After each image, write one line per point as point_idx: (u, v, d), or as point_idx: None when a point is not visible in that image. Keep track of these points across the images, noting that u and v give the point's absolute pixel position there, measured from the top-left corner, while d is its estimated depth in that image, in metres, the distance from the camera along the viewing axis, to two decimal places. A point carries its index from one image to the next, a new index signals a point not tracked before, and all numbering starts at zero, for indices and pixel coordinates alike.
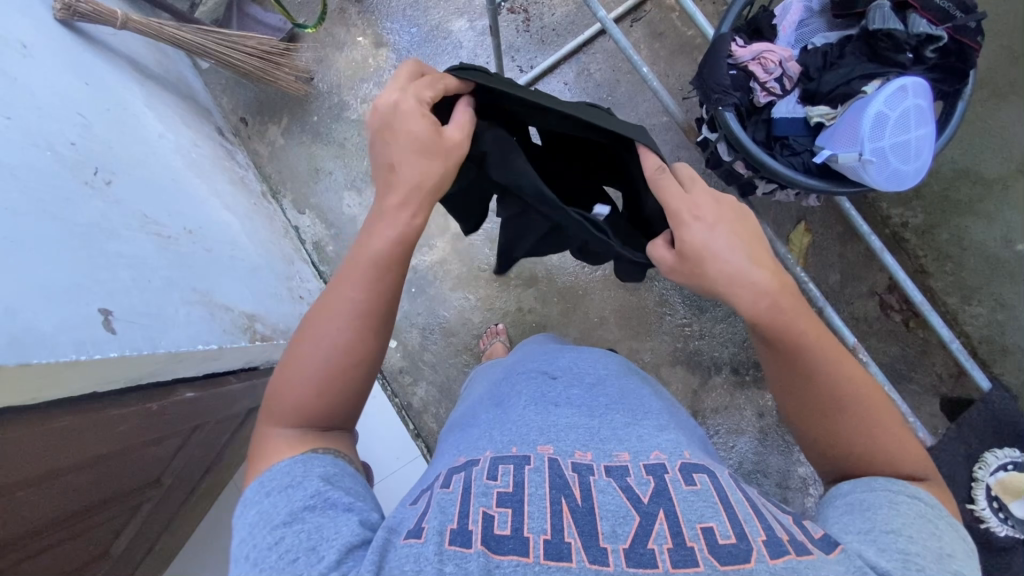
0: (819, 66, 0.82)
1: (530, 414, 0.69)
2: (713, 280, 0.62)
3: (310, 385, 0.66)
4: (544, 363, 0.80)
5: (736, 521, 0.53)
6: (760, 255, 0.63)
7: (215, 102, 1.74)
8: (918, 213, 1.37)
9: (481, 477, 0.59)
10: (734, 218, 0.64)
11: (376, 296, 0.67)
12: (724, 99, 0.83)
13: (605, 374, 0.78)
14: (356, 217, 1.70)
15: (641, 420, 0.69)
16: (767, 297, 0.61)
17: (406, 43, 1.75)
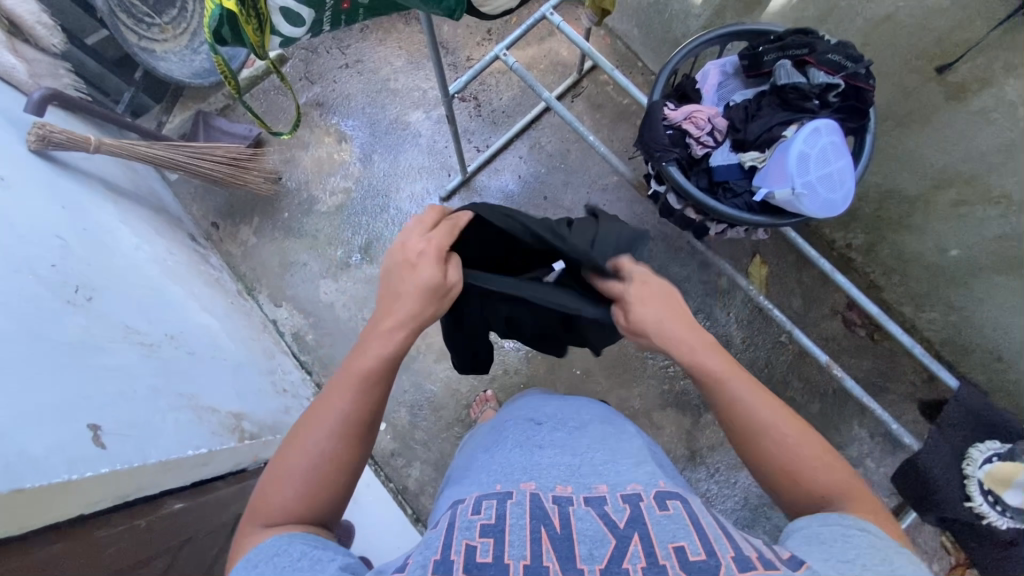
0: (742, 118, 0.93)
1: (515, 455, 0.70)
2: (650, 325, 0.75)
3: (296, 481, 0.64)
4: (530, 413, 0.82)
5: (706, 539, 0.54)
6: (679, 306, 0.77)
7: (185, 210, 1.79)
8: (858, 234, 1.57)
9: (466, 512, 0.59)
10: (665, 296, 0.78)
11: (364, 400, 0.69)
12: (665, 155, 0.93)
13: (589, 420, 0.79)
14: (333, 303, 1.73)
15: (621, 457, 0.70)
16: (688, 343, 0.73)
17: (368, 137, 1.86)
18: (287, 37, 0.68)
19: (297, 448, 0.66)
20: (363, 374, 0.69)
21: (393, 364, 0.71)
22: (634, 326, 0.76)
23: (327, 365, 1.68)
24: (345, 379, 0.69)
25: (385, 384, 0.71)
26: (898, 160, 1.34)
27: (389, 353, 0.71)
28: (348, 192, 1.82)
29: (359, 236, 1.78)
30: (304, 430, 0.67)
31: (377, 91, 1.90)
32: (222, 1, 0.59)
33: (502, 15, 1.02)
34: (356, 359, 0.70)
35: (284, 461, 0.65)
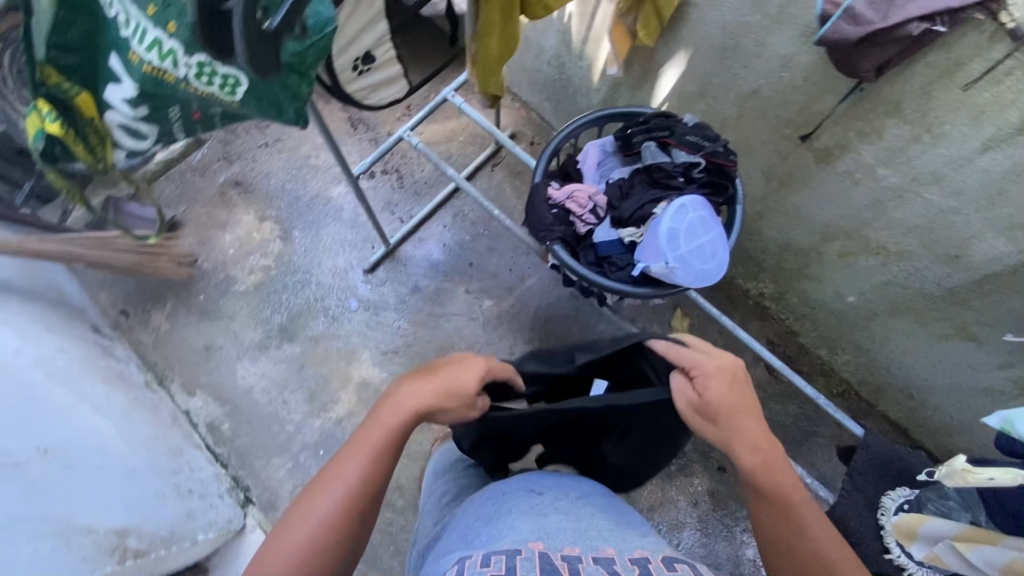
0: (618, 196, 0.98)
1: (521, 520, 0.68)
2: (726, 423, 0.76)
3: (297, 553, 0.67)
4: (531, 482, 0.81)
5: None
6: (747, 398, 0.78)
7: (91, 299, 1.71)
8: (767, 283, 1.65)
9: (475, 566, 0.58)
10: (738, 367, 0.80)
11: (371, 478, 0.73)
12: (549, 235, 0.97)
13: (591, 492, 0.82)
14: (252, 387, 1.66)
15: (626, 529, 0.71)
16: (750, 421, 0.76)
17: (288, 214, 1.85)
18: (130, 148, 0.85)
19: (302, 514, 0.69)
20: (371, 450, 0.74)
21: (400, 446, 0.76)
22: (703, 409, 0.77)
23: (244, 456, 1.59)
24: (356, 451, 0.74)
25: (390, 463, 0.76)
26: (788, 218, 1.42)
27: (394, 432, 0.76)
28: (267, 270, 1.78)
29: (279, 315, 1.73)
30: (308, 504, 0.70)
31: (298, 168, 1.91)
32: (47, 124, 0.76)
33: (388, 105, 1.06)
34: (367, 433, 0.75)
35: (288, 527, 0.69)
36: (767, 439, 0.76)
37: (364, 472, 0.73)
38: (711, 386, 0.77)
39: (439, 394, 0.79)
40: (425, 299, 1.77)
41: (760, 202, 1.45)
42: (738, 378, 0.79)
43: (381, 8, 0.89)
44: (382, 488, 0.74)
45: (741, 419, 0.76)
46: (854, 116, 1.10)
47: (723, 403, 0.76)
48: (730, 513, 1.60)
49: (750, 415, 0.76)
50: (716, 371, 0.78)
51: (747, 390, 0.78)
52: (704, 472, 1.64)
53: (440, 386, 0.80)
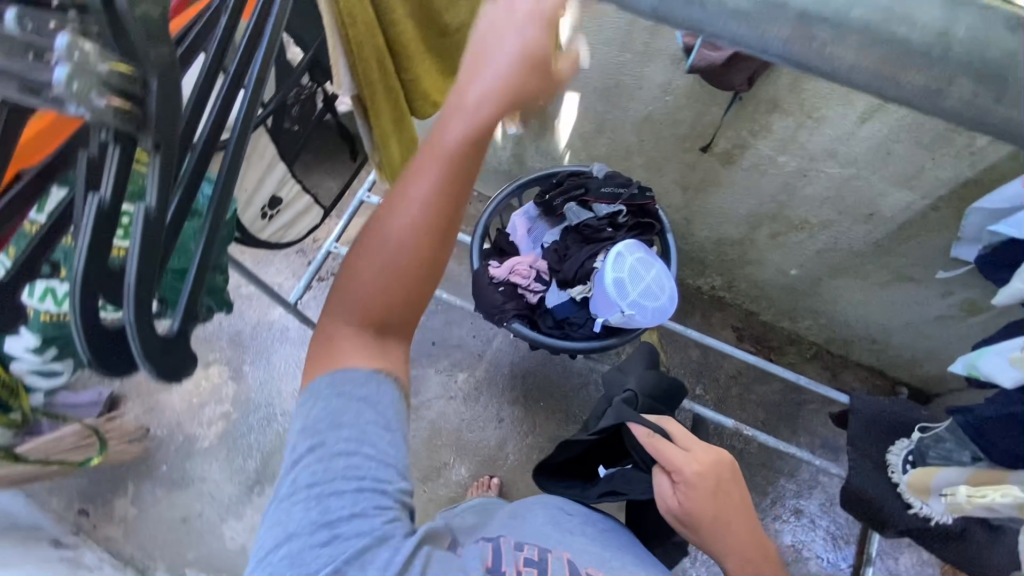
0: (557, 259, 0.99)
1: (552, 529, 0.80)
2: (710, 523, 0.84)
3: (384, 268, 0.62)
4: (565, 506, 0.91)
5: None
6: (728, 499, 0.86)
7: (41, 510, 1.55)
8: (716, 277, 1.71)
9: (509, 543, 0.73)
10: (720, 468, 0.89)
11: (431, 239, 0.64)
12: (504, 315, 0.97)
13: (615, 528, 0.90)
14: (246, 545, 1.54)
15: (639, 561, 0.80)
16: (736, 524, 0.84)
17: (233, 352, 1.77)
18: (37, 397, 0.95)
19: (368, 249, 0.63)
20: (437, 164, 0.61)
21: (462, 193, 0.64)
22: (685, 515, 0.87)
23: None
24: (420, 169, 0.62)
25: (467, 180, 0.63)
26: (714, 217, 1.49)
27: (453, 168, 0.62)
28: (228, 415, 1.69)
29: (254, 459, 1.63)
30: (375, 227, 0.64)
31: (231, 301, 1.84)
32: None
33: (306, 234, 1.07)
34: (428, 150, 0.62)
35: (356, 265, 0.64)
36: (751, 537, 0.83)
37: (423, 217, 0.63)
38: (694, 495, 0.86)
39: (502, 95, 0.60)
40: None
41: (685, 210, 1.52)
42: (722, 480, 0.87)
43: (276, 154, 0.89)
44: (457, 206, 0.64)
45: (727, 526, 0.83)
46: (742, 119, 1.18)
47: (705, 506, 0.85)
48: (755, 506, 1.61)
49: (734, 516, 0.85)
50: (697, 478, 0.87)
51: (734, 494, 0.87)
52: None
53: (505, 74, 0.59)
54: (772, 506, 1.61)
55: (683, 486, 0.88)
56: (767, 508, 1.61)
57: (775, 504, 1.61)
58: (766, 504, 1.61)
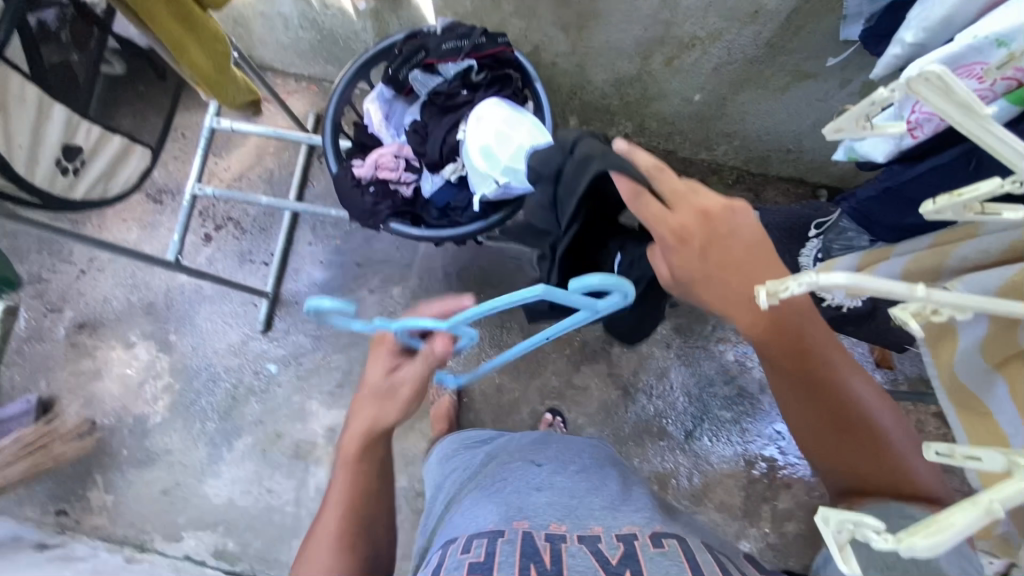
0: (420, 140, 0.90)
1: (515, 497, 0.88)
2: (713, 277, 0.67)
3: None
4: (535, 453, 1.02)
5: (694, 566, 0.72)
6: (741, 245, 0.68)
7: (18, 519, 1.56)
8: (626, 124, 1.63)
9: (460, 552, 0.78)
10: (725, 216, 0.68)
11: (361, 506, 0.79)
12: (379, 216, 0.90)
13: (580, 459, 1.01)
14: (231, 498, 1.59)
15: (610, 496, 0.89)
16: (734, 281, 0.67)
17: (153, 325, 1.68)
18: None
19: None
20: None
21: None
22: (679, 280, 0.71)
23: (266, 557, 1.55)
24: None
25: None
26: (604, 55, 1.37)
27: None
28: (170, 387, 1.64)
29: (211, 420, 1.62)
30: None
31: (131, 275, 1.71)
32: None
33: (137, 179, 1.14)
34: None
35: None
36: (760, 289, 0.67)
37: None
38: (673, 257, 0.69)
39: None
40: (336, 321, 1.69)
41: (572, 55, 1.40)
42: (713, 236, 0.68)
43: (41, 97, 0.88)
44: None
45: (720, 284, 0.67)
46: None
47: (712, 260, 0.67)
48: (699, 335, 1.71)
49: (750, 267, 0.67)
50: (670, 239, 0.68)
51: (737, 246, 0.68)
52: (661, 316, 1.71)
53: None
54: (715, 331, 1.71)
55: (671, 240, 0.68)
56: (710, 334, 1.71)
57: (717, 329, 1.71)
58: (709, 331, 1.71)
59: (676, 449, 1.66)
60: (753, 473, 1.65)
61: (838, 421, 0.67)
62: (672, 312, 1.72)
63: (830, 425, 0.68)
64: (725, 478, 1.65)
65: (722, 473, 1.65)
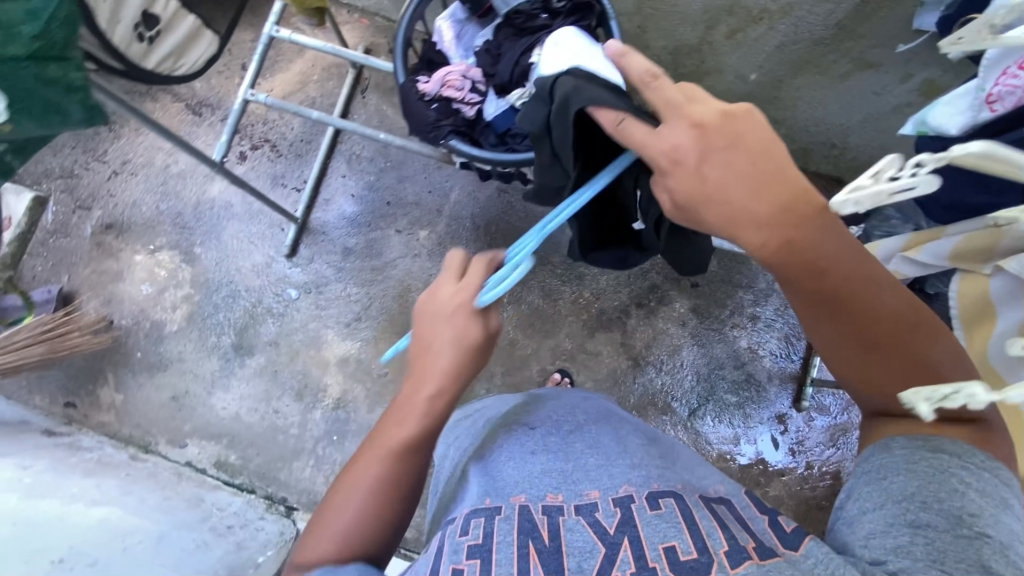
0: (491, 61, 0.90)
1: (509, 468, 0.83)
2: (714, 195, 0.63)
3: None
4: (535, 416, 0.93)
5: (697, 536, 0.67)
6: (754, 150, 0.62)
7: (26, 406, 1.59)
8: None
9: (455, 534, 0.75)
10: (731, 120, 0.63)
11: (389, 501, 0.76)
12: (439, 133, 0.90)
13: (584, 419, 0.93)
14: (237, 413, 1.61)
15: (615, 458, 0.83)
16: (733, 203, 0.62)
17: (179, 235, 1.69)
18: None
19: None
20: None
21: None
22: (681, 201, 0.65)
23: (266, 474, 1.58)
24: None
25: None
26: (667, 19, 1.36)
27: None
28: (190, 298, 1.65)
29: (226, 335, 1.64)
30: None
31: (163, 183, 1.71)
32: None
33: (204, 66, 1.12)
34: None
35: None
36: (763, 206, 0.61)
37: None
38: (671, 178, 0.64)
39: None
40: (361, 256, 1.70)
41: (636, 15, 1.39)
42: (713, 148, 0.62)
43: None
44: None
45: (714, 207, 0.63)
46: None
47: (710, 175, 0.62)
48: (716, 318, 1.72)
49: (758, 178, 0.61)
50: (665, 161, 0.64)
51: (740, 154, 0.62)
52: (680, 294, 1.72)
53: None
54: (732, 316, 1.72)
55: (662, 156, 0.65)
56: (726, 318, 1.72)
57: (734, 314, 1.72)
58: (725, 315, 1.72)
59: (678, 425, 1.69)
60: (748, 458, 1.68)
61: (871, 345, 0.66)
62: (692, 291, 1.73)
63: (862, 348, 0.67)
64: (720, 461, 1.67)
65: (720, 454, 1.67)
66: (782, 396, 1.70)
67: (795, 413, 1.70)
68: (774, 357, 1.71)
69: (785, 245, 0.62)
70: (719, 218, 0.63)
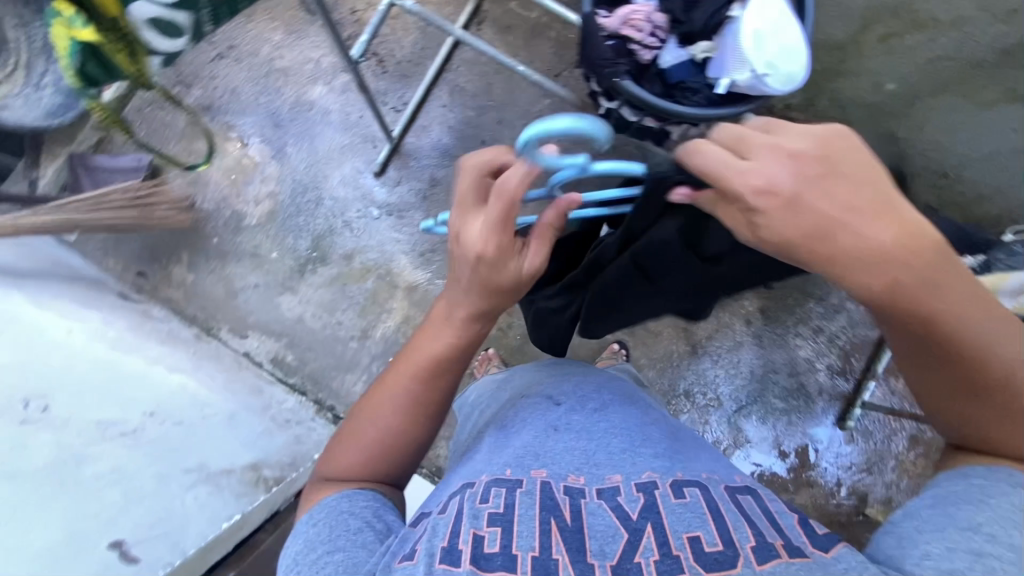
0: (682, 8, 0.98)
1: (528, 439, 0.76)
2: (835, 234, 0.57)
3: None
4: (548, 388, 0.88)
5: (725, 529, 0.62)
6: (871, 185, 0.57)
7: (102, 267, 1.62)
8: None
9: (473, 502, 0.67)
10: (841, 150, 0.57)
11: (416, 420, 0.81)
12: (615, 70, 0.96)
13: (608, 398, 0.87)
14: (302, 316, 1.63)
15: (640, 444, 0.77)
16: (867, 244, 0.57)
17: (272, 131, 1.68)
18: (167, 55, 1.16)
19: None
20: None
21: None
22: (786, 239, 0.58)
23: (318, 379, 1.61)
24: None
25: None
26: None
27: None
28: (274, 195, 1.66)
29: (303, 239, 1.65)
30: None
31: (265, 75, 1.69)
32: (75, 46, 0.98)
33: None
34: None
35: None
36: (897, 243, 0.57)
37: None
38: (790, 221, 0.57)
39: None
40: (446, 189, 1.68)
41: None
42: (825, 182, 0.57)
43: None
44: None
45: (837, 244, 0.57)
46: None
47: (835, 208, 0.56)
48: (782, 324, 1.72)
49: (880, 214, 0.57)
50: (782, 200, 0.56)
51: (862, 191, 0.57)
52: (752, 293, 1.72)
53: None
54: (797, 325, 1.72)
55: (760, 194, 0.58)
56: (792, 325, 1.72)
57: (801, 323, 1.71)
58: (791, 322, 1.72)
59: (722, 419, 1.70)
60: (782, 464, 1.69)
61: (976, 386, 0.65)
62: (764, 292, 1.72)
63: (968, 388, 0.66)
64: (753, 461, 1.70)
65: (755, 455, 1.70)
66: (828, 413, 1.70)
67: (837, 431, 1.70)
68: (830, 374, 1.70)
69: (900, 292, 0.59)
70: (838, 260, 0.58)
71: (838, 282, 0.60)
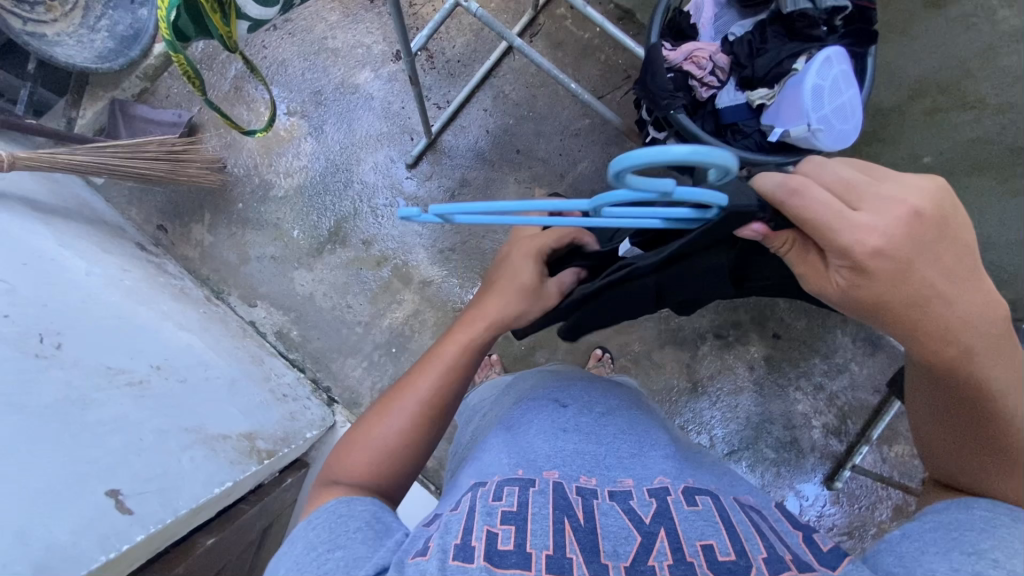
0: (747, 54, 1.05)
1: (540, 438, 0.76)
2: (912, 281, 0.57)
3: None
4: (558, 390, 0.87)
5: (736, 539, 0.62)
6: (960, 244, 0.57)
7: (124, 216, 1.63)
8: None
9: (486, 498, 0.65)
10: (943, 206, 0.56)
11: (429, 422, 0.80)
12: (672, 102, 0.99)
13: (616, 404, 0.87)
14: (313, 293, 1.63)
15: (648, 449, 0.78)
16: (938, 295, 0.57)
17: (313, 108, 1.69)
18: (254, 17, 0.84)
19: None
20: None
21: None
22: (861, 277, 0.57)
23: (319, 358, 1.61)
24: None
25: None
26: None
27: None
28: (305, 171, 1.67)
29: (326, 217, 1.66)
30: None
31: (315, 53, 1.71)
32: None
33: None
34: None
35: None
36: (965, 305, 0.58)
37: None
38: (876, 262, 0.56)
39: None
40: (475, 190, 1.68)
41: None
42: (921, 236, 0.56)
43: None
44: None
45: (927, 309, 0.58)
46: None
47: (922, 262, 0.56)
48: (784, 375, 1.72)
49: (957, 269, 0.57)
50: (874, 240, 0.55)
51: (950, 248, 0.57)
52: (759, 340, 1.73)
53: None
54: (799, 378, 1.72)
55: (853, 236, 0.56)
56: (794, 378, 1.72)
57: (803, 376, 1.72)
58: (792, 375, 1.72)
59: None
60: None
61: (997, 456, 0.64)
62: (771, 341, 1.73)
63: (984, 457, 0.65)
64: None
65: None
66: (817, 469, 1.69)
67: (823, 489, 1.69)
68: (824, 432, 1.69)
69: (965, 355, 0.60)
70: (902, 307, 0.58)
71: (900, 326, 0.61)
